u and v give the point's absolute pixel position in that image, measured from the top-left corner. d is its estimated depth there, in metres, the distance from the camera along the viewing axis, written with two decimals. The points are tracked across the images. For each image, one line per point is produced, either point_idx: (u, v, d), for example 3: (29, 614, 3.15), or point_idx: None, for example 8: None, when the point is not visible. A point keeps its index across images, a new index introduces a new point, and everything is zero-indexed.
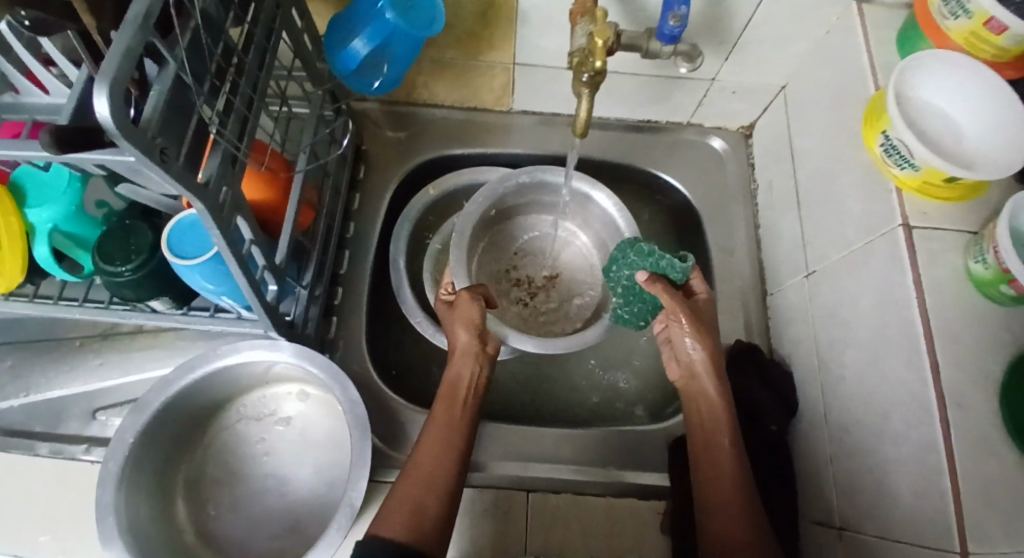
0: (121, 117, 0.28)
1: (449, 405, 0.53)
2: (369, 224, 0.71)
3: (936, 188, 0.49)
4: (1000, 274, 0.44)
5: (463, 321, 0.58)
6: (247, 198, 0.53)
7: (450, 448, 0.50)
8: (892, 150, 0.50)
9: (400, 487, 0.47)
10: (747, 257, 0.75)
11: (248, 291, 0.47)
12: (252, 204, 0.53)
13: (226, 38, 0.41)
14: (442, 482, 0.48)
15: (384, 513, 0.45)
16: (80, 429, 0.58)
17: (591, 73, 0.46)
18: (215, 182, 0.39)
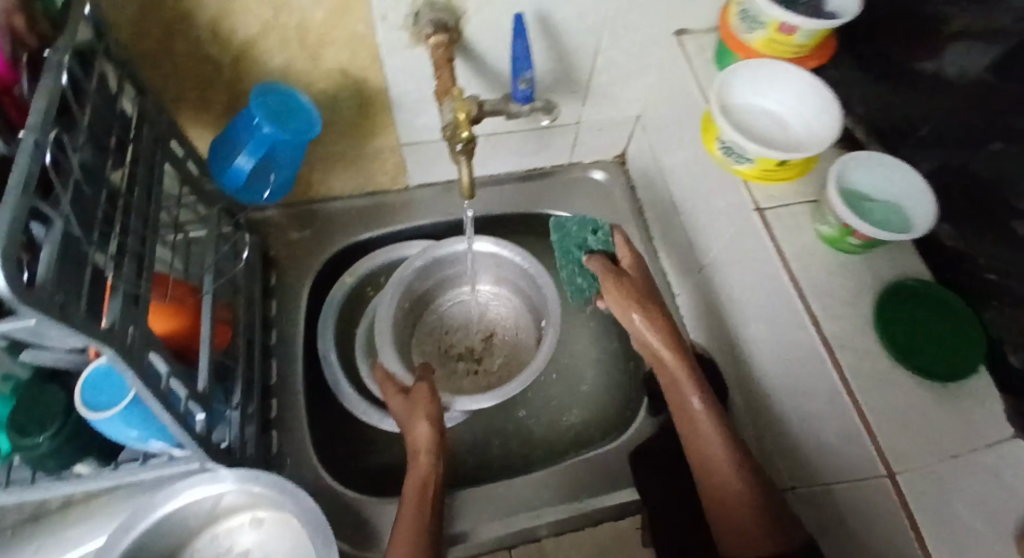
0: (14, 283, 0.28)
1: (417, 497, 0.52)
2: (293, 326, 0.71)
3: (775, 172, 0.57)
4: (844, 229, 0.53)
5: (422, 413, 0.59)
6: (156, 332, 0.52)
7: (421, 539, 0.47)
8: (729, 150, 0.58)
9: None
10: (652, 267, 0.82)
11: (175, 426, 0.46)
12: (163, 336, 0.52)
13: (108, 184, 0.43)
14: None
15: None
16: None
17: (463, 143, 0.52)
18: (120, 325, 0.39)
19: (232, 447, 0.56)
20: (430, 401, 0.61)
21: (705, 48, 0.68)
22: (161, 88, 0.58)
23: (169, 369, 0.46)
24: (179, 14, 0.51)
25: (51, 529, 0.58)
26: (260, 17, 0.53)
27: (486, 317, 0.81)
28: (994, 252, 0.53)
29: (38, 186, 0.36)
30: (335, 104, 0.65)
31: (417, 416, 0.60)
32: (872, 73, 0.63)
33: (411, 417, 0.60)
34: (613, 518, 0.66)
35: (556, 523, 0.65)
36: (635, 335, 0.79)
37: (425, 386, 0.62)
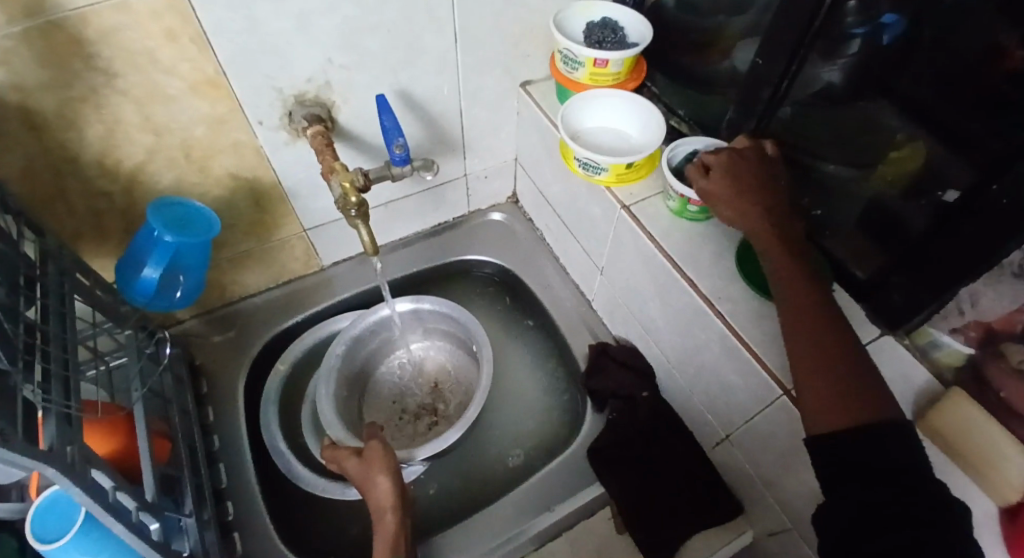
0: None
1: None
2: (236, 424, 0.72)
3: (628, 174, 0.67)
4: (683, 199, 0.64)
5: (378, 473, 0.60)
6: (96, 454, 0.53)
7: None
8: (587, 165, 0.67)
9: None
10: (563, 284, 0.90)
11: (130, 536, 0.47)
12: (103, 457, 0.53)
13: (24, 318, 0.46)
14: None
15: None
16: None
17: (355, 207, 0.59)
18: (59, 445, 0.41)
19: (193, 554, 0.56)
20: (385, 460, 0.61)
21: (548, 90, 0.80)
22: (59, 229, 0.61)
23: (113, 482, 0.47)
24: (67, 158, 0.55)
25: None
26: (146, 145, 0.59)
27: (428, 369, 0.84)
28: (812, 191, 0.62)
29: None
30: (234, 207, 0.70)
31: (376, 477, 0.60)
32: (682, 82, 0.77)
33: (369, 478, 0.61)
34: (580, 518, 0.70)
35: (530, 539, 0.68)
36: (563, 347, 0.86)
37: (378, 444, 0.63)
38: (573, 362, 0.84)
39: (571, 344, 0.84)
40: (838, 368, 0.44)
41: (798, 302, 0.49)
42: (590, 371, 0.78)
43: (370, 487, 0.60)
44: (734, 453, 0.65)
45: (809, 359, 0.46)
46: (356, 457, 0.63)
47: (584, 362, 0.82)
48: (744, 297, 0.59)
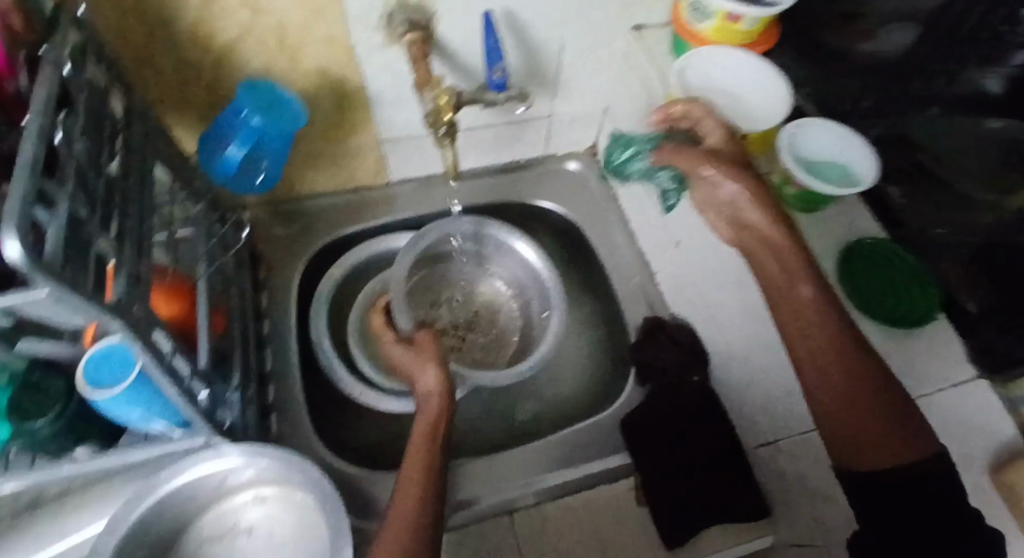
0: (29, 255, 0.31)
1: (421, 444, 0.54)
2: (284, 317, 0.72)
3: (736, 144, 0.62)
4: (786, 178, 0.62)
5: (428, 363, 0.60)
6: (161, 316, 0.54)
7: (421, 488, 0.50)
8: (694, 126, 0.62)
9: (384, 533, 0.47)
10: (629, 249, 0.86)
11: (181, 402, 0.48)
12: (167, 320, 0.54)
13: (106, 173, 0.45)
14: (424, 521, 0.47)
15: None
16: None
17: (445, 127, 0.56)
18: (126, 300, 0.41)
19: (233, 427, 0.57)
20: (437, 352, 0.61)
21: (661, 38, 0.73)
22: (146, 91, 0.60)
23: (172, 347, 0.47)
24: (165, 16, 0.53)
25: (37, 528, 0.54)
26: (242, 21, 0.56)
27: (478, 291, 0.83)
28: None
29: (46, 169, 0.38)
30: (316, 101, 0.67)
31: (424, 364, 0.60)
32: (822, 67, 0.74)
33: (416, 365, 0.60)
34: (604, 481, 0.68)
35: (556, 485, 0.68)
36: (615, 312, 0.83)
37: (429, 335, 0.63)
38: (625, 330, 0.81)
39: (625, 311, 0.81)
40: (888, 405, 0.47)
41: (832, 335, 0.50)
42: (640, 342, 0.75)
43: (416, 372, 0.60)
44: (780, 459, 0.61)
45: (847, 392, 0.48)
46: (406, 344, 0.63)
47: (635, 332, 0.78)
48: None
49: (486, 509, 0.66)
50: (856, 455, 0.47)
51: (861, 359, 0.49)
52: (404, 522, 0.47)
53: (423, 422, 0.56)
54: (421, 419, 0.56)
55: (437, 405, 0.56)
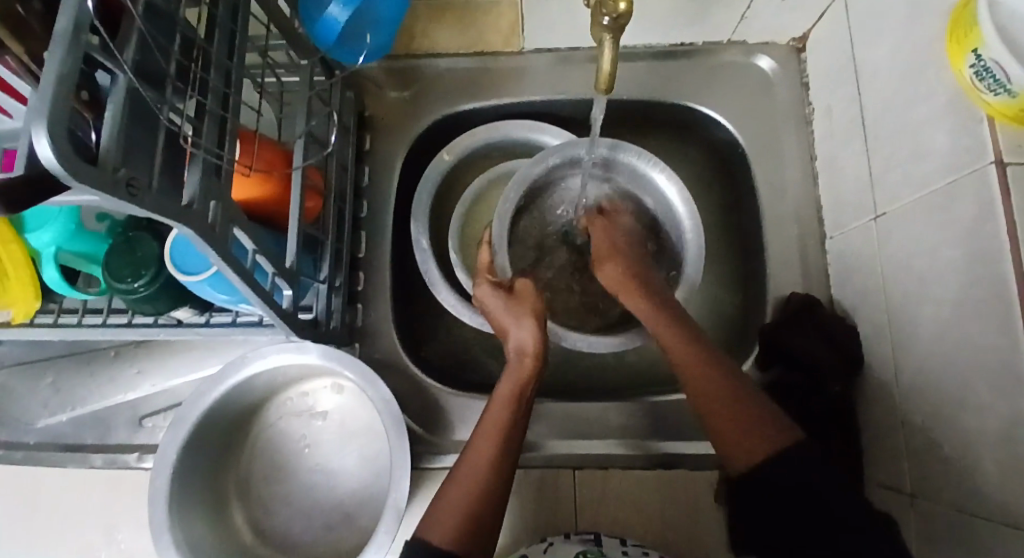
0: (68, 158, 0.24)
1: (504, 404, 0.49)
2: (383, 199, 0.65)
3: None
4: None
5: (524, 317, 0.55)
6: (239, 197, 0.48)
7: (497, 451, 0.46)
8: (983, 72, 0.38)
9: (449, 487, 0.44)
10: (802, 197, 0.67)
11: (261, 303, 0.44)
12: (242, 204, 0.48)
13: (184, 30, 0.36)
14: (494, 486, 0.44)
15: (434, 516, 0.42)
16: (130, 437, 0.60)
17: (613, 15, 0.38)
18: (200, 203, 0.35)
19: (316, 319, 0.55)
20: (534, 306, 0.56)
21: None
22: None
23: (254, 247, 0.43)
24: None
25: (161, 359, 0.62)
26: None
27: None
28: None
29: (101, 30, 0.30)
30: None
31: (519, 320, 0.55)
32: None
33: (512, 318, 0.55)
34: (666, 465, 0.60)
35: (607, 456, 0.60)
36: (759, 272, 0.68)
37: (529, 286, 0.59)
38: (762, 297, 0.67)
39: (770, 276, 0.66)
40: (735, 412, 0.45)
41: (685, 355, 0.50)
42: (777, 322, 0.62)
43: (508, 327, 0.55)
44: (907, 516, 0.50)
45: (717, 392, 0.47)
46: (502, 293, 0.57)
47: (774, 304, 0.64)
48: None
49: (529, 460, 0.60)
50: (721, 439, 0.45)
51: (727, 380, 0.47)
52: (471, 483, 0.44)
53: (509, 380, 0.51)
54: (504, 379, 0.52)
55: (528, 367, 0.51)
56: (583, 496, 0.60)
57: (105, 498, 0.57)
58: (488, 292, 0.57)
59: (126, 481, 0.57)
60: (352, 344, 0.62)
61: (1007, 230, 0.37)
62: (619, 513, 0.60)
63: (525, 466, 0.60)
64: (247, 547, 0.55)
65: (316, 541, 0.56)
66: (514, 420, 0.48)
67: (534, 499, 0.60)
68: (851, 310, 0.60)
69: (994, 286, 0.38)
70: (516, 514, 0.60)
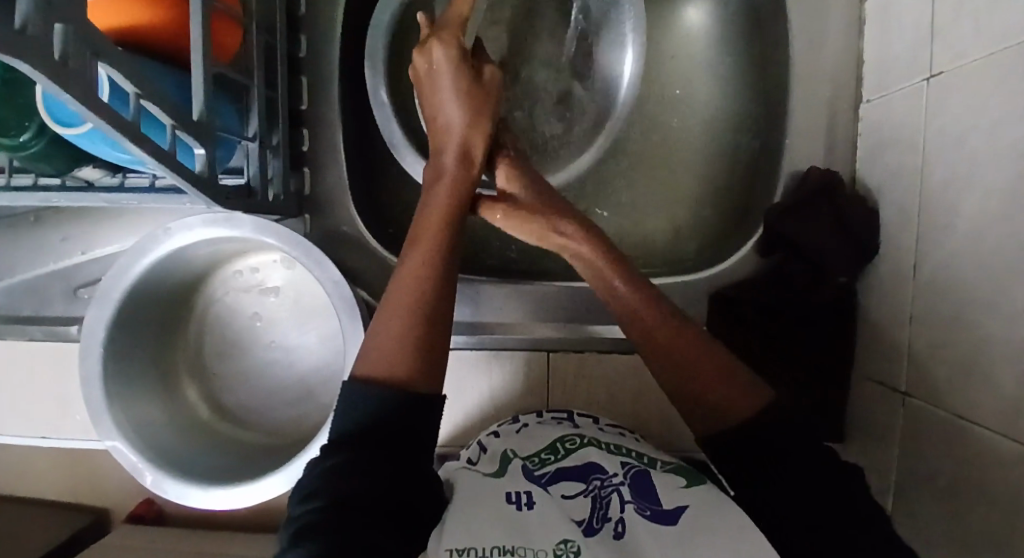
0: None
1: (441, 220, 0.41)
2: (327, 37, 0.53)
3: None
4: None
5: (474, 108, 0.44)
6: (103, 23, 0.35)
7: (440, 275, 0.39)
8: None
9: (385, 313, 0.38)
10: (842, 48, 0.54)
11: (160, 166, 0.36)
12: (112, 33, 0.35)
13: None
14: (443, 315, 0.38)
15: (369, 348, 0.37)
16: (69, 309, 0.55)
17: None
18: (38, 25, 0.25)
19: (251, 187, 0.47)
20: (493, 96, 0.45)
21: None
22: None
23: (135, 90, 0.33)
24: None
25: (89, 227, 0.54)
26: None
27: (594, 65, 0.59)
28: None
29: None
30: None
31: (474, 113, 0.44)
32: None
33: (469, 110, 0.44)
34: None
35: (583, 339, 0.57)
36: (775, 143, 0.58)
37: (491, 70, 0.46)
38: (773, 172, 0.58)
39: (788, 146, 0.56)
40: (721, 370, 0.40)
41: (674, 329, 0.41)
42: (787, 204, 0.54)
43: (455, 118, 0.44)
44: (896, 412, 0.47)
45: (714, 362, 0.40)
46: (455, 68, 0.44)
47: (785, 181, 0.56)
48: None
49: (500, 341, 0.58)
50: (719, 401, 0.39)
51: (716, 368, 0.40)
52: (414, 307, 0.38)
53: (443, 190, 0.42)
54: (440, 185, 0.43)
55: (469, 175, 0.43)
56: (556, 380, 0.58)
57: (52, 374, 0.54)
58: (445, 62, 0.43)
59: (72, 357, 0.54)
60: (301, 216, 0.54)
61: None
62: (591, 397, 0.57)
63: (497, 349, 0.58)
64: (206, 423, 0.53)
65: (277, 418, 0.54)
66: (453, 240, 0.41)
67: (506, 382, 0.58)
68: (876, 190, 0.52)
69: None
70: (488, 395, 0.58)
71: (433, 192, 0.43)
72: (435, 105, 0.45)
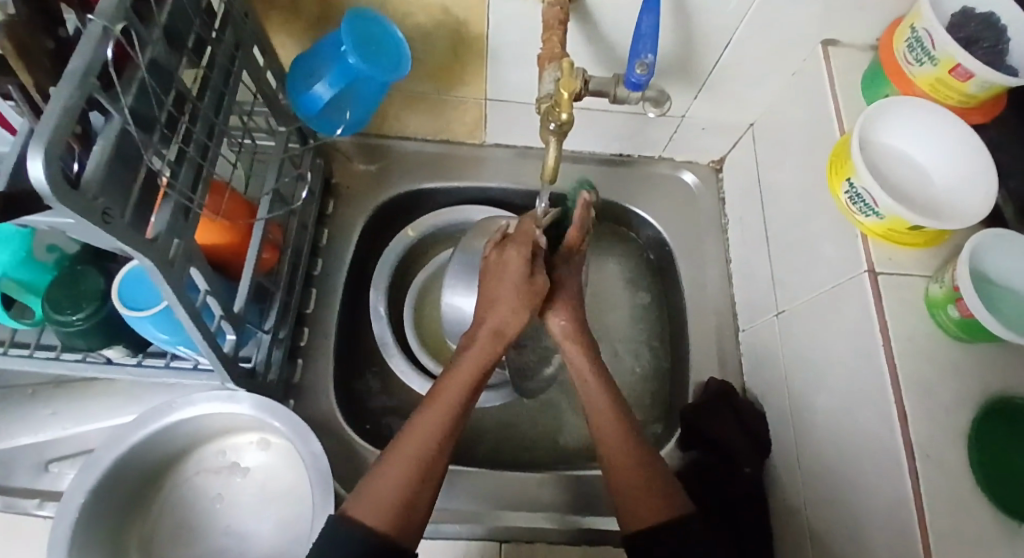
0: (56, 178, 0.27)
1: (463, 386, 0.48)
2: (338, 262, 0.69)
3: (946, 87, 0.51)
4: (952, 292, 0.45)
5: (512, 284, 0.52)
6: (201, 242, 0.50)
7: (442, 442, 0.45)
8: (916, 44, 0.50)
9: (390, 462, 0.43)
10: (720, 294, 0.75)
11: (205, 345, 0.45)
12: (206, 249, 0.50)
13: (179, 85, 0.42)
14: (433, 481, 0.44)
15: (363, 494, 0.42)
16: (32, 481, 0.57)
17: (558, 123, 0.47)
18: (165, 237, 0.39)
19: (254, 369, 0.55)
20: (535, 296, 0.52)
21: (850, 70, 0.58)
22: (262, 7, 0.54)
23: (206, 287, 0.45)
24: None
25: (85, 404, 0.61)
26: None
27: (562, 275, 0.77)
28: None
29: (100, 80, 0.35)
30: (429, 42, 0.58)
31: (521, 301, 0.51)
32: None
33: (513, 300, 0.51)
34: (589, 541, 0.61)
35: (536, 529, 0.61)
36: (682, 359, 0.74)
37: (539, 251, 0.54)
38: (684, 383, 0.72)
39: (690, 361, 0.72)
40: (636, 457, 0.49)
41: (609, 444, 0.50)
42: (696, 404, 0.66)
43: (509, 302, 0.51)
44: None
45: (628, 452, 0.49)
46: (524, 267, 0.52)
47: (695, 389, 0.70)
48: (968, 472, 0.43)
49: (454, 531, 0.59)
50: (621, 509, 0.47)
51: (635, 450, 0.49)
52: (416, 470, 0.43)
53: (472, 365, 0.49)
54: (471, 357, 0.50)
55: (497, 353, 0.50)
56: None
57: None
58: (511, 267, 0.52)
59: (26, 533, 0.54)
60: (286, 401, 0.61)
61: (884, 329, 0.47)
62: None
63: (451, 538, 0.59)
64: None
65: None
66: (464, 411, 0.47)
67: None
68: (761, 397, 0.66)
69: (878, 383, 0.46)
70: None
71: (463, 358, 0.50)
72: (491, 291, 0.53)
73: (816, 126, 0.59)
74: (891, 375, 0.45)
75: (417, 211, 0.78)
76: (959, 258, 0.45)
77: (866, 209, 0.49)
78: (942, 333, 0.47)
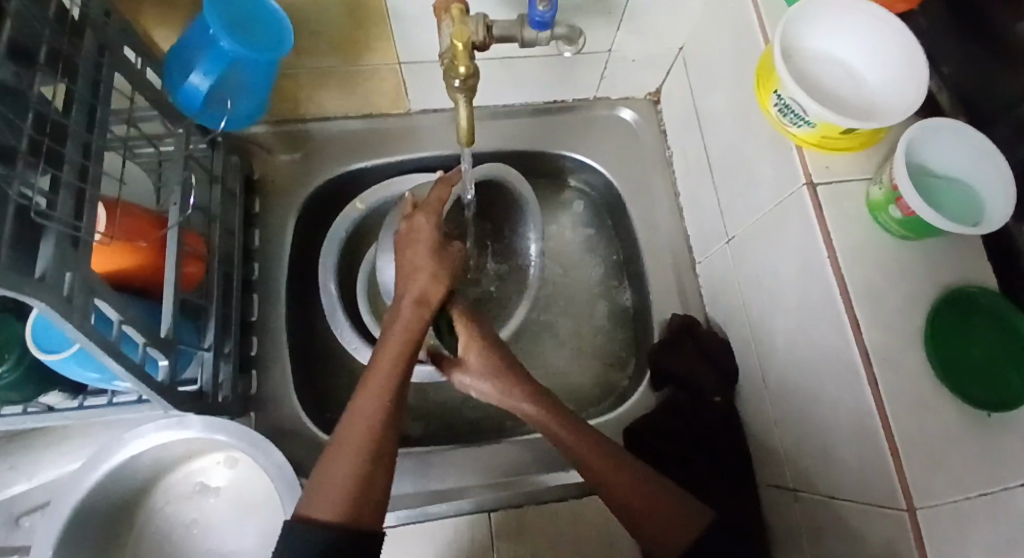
0: None
1: (395, 360, 0.44)
2: (275, 262, 0.66)
3: None
4: (891, 192, 0.44)
5: (422, 245, 0.50)
6: (104, 269, 0.46)
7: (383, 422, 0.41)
8: None
9: (332, 454, 0.39)
10: (673, 230, 0.74)
11: (131, 376, 0.43)
12: (109, 275, 0.46)
13: (36, 106, 0.38)
14: (385, 461, 0.40)
15: (313, 491, 0.38)
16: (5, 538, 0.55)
17: (461, 79, 0.43)
18: (54, 273, 0.36)
19: (201, 391, 0.53)
20: (447, 258, 0.50)
21: None
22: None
23: (119, 316, 0.42)
24: None
25: (39, 453, 0.58)
26: None
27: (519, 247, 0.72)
28: None
29: None
30: (320, 11, 0.53)
31: (439, 270, 0.48)
32: (970, 34, 0.49)
33: (433, 267, 0.48)
34: (579, 495, 0.61)
35: (525, 493, 0.61)
36: (645, 301, 0.73)
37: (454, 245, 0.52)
38: (650, 324, 0.72)
39: (653, 302, 0.71)
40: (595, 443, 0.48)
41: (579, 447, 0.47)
42: (663, 344, 0.66)
43: (421, 270, 0.48)
44: (794, 508, 0.54)
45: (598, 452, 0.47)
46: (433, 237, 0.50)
47: (661, 330, 0.70)
48: (926, 369, 0.43)
49: (444, 508, 0.59)
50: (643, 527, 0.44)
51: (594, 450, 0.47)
52: (365, 446, 0.40)
53: (397, 334, 0.45)
54: (396, 330, 0.45)
55: (424, 321, 0.46)
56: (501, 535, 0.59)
57: None
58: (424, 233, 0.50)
59: None
60: (247, 414, 0.59)
61: (829, 242, 0.46)
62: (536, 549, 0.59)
63: (440, 517, 0.59)
64: None
65: None
66: (402, 384, 0.43)
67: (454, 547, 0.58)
68: (724, 326, 0.66)
69: (828, 295, 0.46)
70: None
71: (393, 327, 0.45)
72: (410, 256, 0.50)
73: (743, 41, 0.56)
74: (841, 287, 0.45)
75: (353, 196, 0.74)
76: (896, 154, 0.44)
77: (796, 119, 0.47)
78: (887, 234, 0.47)
